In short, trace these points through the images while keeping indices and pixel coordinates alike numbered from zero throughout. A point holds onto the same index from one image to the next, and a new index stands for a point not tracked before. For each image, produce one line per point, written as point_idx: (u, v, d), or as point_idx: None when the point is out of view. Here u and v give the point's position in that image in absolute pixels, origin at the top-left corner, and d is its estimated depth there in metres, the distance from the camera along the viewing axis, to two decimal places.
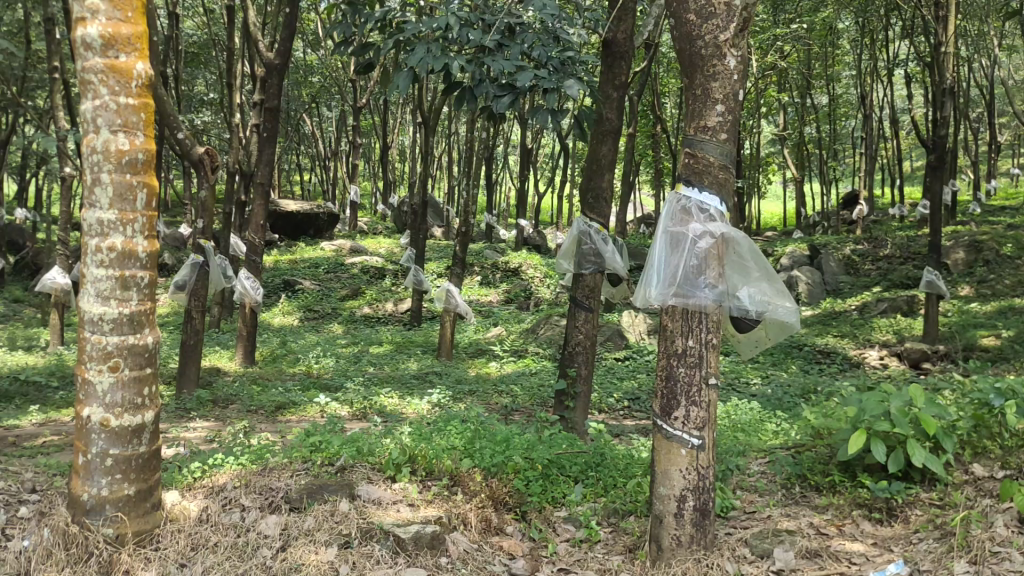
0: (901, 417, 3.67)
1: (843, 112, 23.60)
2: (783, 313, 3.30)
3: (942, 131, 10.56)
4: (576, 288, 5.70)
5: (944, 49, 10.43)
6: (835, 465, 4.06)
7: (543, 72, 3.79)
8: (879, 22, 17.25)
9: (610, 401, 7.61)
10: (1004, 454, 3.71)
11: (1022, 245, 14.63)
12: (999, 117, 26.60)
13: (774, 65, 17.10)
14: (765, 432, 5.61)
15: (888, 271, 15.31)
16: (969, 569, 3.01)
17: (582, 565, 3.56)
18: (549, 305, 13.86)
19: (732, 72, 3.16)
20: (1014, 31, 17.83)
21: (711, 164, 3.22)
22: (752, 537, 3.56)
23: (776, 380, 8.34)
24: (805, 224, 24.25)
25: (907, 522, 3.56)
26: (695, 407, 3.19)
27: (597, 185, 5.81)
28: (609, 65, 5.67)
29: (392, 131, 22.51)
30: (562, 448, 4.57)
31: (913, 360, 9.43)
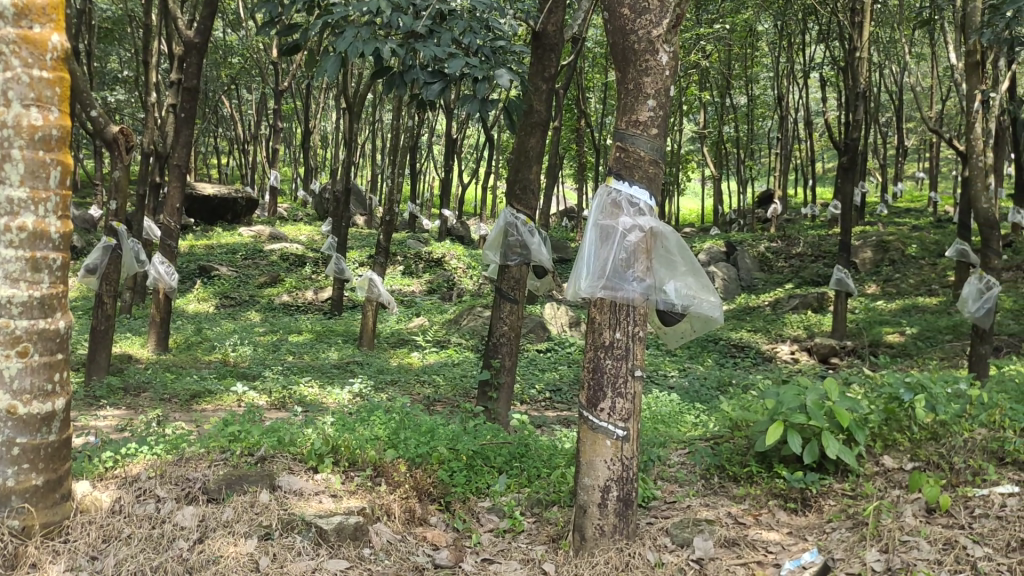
0: (816, 410, 3.79)
1: (760, 113, 24.23)
2: (707, 307, 3.35)
3: (854, 134, 10.90)
4: (501, 279, 5.71)
5: (858, 54, 10.80)
6: (752, 456, 4.16)
7: (474, 61, 3.78)
8: (797, 26, 17.73)
9: (531, 392, 7.65)
10: (913, 447, 3.87)
11: (925, 246, 15.29)
12: (907, 123, 27.70)
13: (697, 63, 17.40)
14: (684, 423, 5.72)
15: (800, 269, 15.80)
16: (880, 558, 3.13)
17: (505, 555, 3.58)
18: (471, 296, 13.87)
19: (664, 67, 3.20)
20: (922, 40, 18.56)
21: (641, 159, 3.26)
22: (673, 526, 3.64)
23: (693, 373, 8.53)
24: (722, 221, 24.83)
25: (821, 512, 3.68)
26: (620, 398, 3.24)
27: (524, 177, 5.81)
28: (539, 57, 5.69)
29: (315, 116, 22.16)
30: (486, 438, 4.57)
31: (822, 355, 9.75)
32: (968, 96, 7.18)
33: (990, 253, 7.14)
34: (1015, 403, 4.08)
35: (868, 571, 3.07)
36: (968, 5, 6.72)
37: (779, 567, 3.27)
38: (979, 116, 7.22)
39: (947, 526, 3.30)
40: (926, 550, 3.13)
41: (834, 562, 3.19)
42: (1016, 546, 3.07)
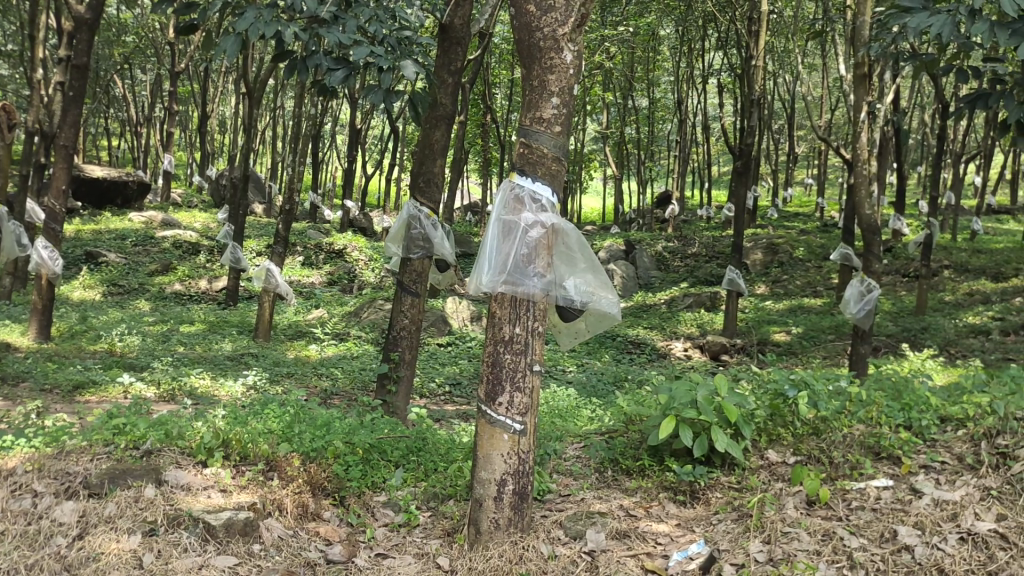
0: (706, 405, 3.92)
1: (661, 115, 24.79)
2: (605, 304, 3.41)
3: (749, 139, 11.28)
4: (403, 272, 5.66)
5: (754, 63, 11.16)
6: (645, 450, 4.26)
7: (379, 50, 3.73)
8: (698, 33, 18.19)
9: (431, 385, 7.63)
10: (795, 441, 4.04)
11: (812, 249, 15.97)
12: (798, 131, 28.85)
13: (601, 64, 17.65)
14: (580, 417, 5.81)
15: (694, 268, 16.26)
16: (762, 548, 3.26)
17: (400, 549, 3.57)
18: (372, 288, 13.71)
19: (568, 66, 3.24)
20: (814, 52, 19.34)
21: (544, 155, 3.29)
22: (566, 519, 3.69)
23: (590, 368, 8.69)
24: (622, 220, 25.31)
25: (708, 504, 3.80)
26: (518, 392, 3.28)
27: (428, 170, 5.77)
28: (445, 50, 5.68)
29: (213, 100, 21.49)
30: (383, 432, 4.52)
31: (714, 352, 10.06)
32: (855, 107, 7.53)
33: (870, 258, 7.52)
34: (891, 400, 4.23)
35: (751, 561, 3.18)
36: (857, 19, 7.07)
37: (668, 559, 3.37)
38: (865, 126, 7.56)
39: (827, 517, 3.45)
40: (806, 541, 3.27)
41: (719, 552, 3.30)
42: (889, 537, 3.24)
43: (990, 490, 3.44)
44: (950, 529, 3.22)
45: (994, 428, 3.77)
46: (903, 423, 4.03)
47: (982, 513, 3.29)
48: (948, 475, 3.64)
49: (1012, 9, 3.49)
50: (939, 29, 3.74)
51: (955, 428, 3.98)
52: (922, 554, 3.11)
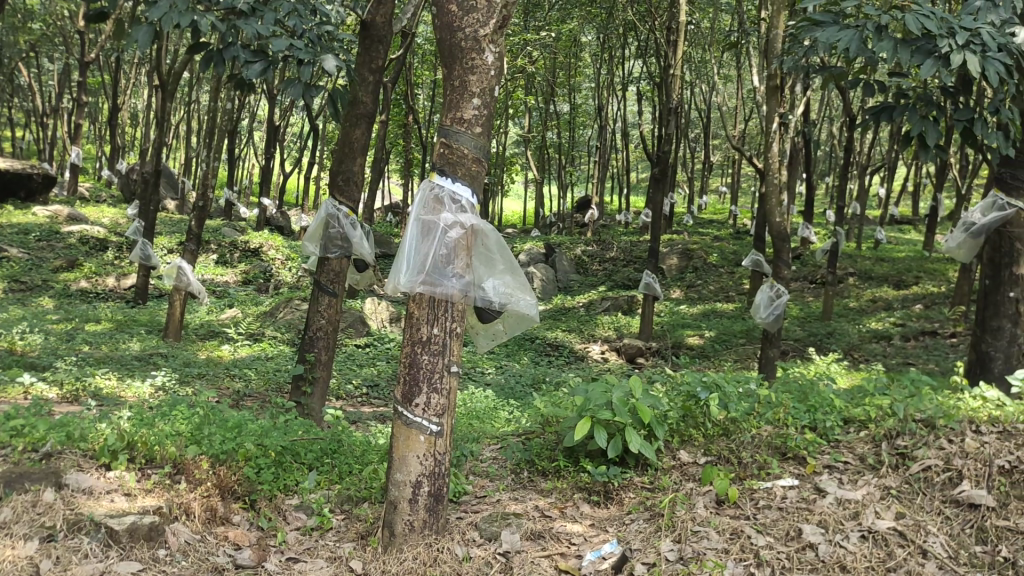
0: (621, 407, 3.98)
1: (582, 120, 25.06)
2: (523, 305, 3.43)
3: (666, 147, 11.49)
4: (320, 272, 5.58)
5: (672, 72, 11.38)
6: (561, 451, 4.29)
7: (299, 43, 3.66)
8: (618, 40, 18.46)
9: (348, 387, 7.52)
10: (706, 442, 4.14)
11: (725, 256, 16.38)
12: (714, 140, 29.54)
13: (523, 68, 17.72)
14: (497, 419, 5.81)
15: (612, 272, 16.49)
16: (673, 547, 3.33)
17: (311, 553, 3.51)
18: (289, 288, 13.46)
19: (489, 67, 3.25)
20: (729, 63, 19.85)
21: (464, 156, 3.28)
22: (482, 520, 3.69)
23: (509, 370, 8.70)
24: (542, 223, 25.48)
25: (621, 504, 3.86)
26: (435, 394, 3.27)
27: (347, 168, 5.70)
28: (367, 48, 5.63)
29: (124, 92, 20.76)
30: (297, 434, 4.43)
31: (630, 355, 10.22)
32: (767, 118, 7.77)
33: (779, 264, 7.76)
34: (798, 402, 4.36)
35: (662, 560, 3.24)
36: (770, 32, 7.31)
37: (581, 558, 3.41)
38: (777, 136, 7.80)
39: (735, 516, 3.54)
40: (715, 539, 3.34)
41: (632, 552, 3.35)
42: (794, 535, 3.34)
43: (889, 490, 3.60)
44: (852, 527, 3.35)
45: (894, 430, 3.95)
46: (809, 424, 4.16)
47: (882, 512, 3.44)
48: (850, 474, 3.78)
49: (915, 29, 3.66)
50: (847, 44, 3.88)
51: (857, 430, 4.14)
52: (825, 551, 3.22)
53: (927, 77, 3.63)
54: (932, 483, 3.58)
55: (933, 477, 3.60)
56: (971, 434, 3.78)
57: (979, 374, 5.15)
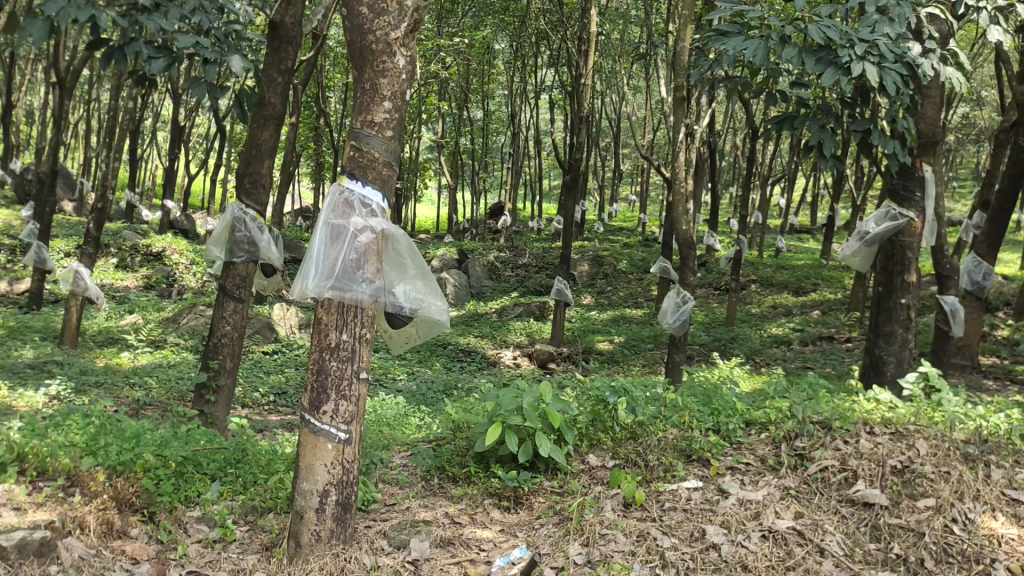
0: (531, 411, 4.00)
1: (495, 127, 25.14)
2: (434, 310, 3.43)
3: (577, 155, 11.63)
4: (226, 276, 5.44)
5: (583, 81, 11.52)
6: (471, 457, 4.29)
7: (205, 41, 3.55)
8: (531, 48, 18.59)
9: (254, 395, 7.35)
10: (614, 445, 4.21)
11: (634, 263, 16.68)
12: (624, 149, 30.07)
13: (436, 73, 17.66)
14: (408, 426, 5.74)
15: (524, 279, 16.60)
16: (581, 551, 3.36)
17: (214, 566, 3.40)
18: (193, 293, 13.06)
19: (400, 71, 3.23)
20: (639, 73, 20.21)
21: (375, 160, 3.25)
22: (390, 529, 3.65)
23: (421, 376, 8.64)
24: (455, 229, 25.42)
25: (531, 509, 3.88)
26: (343, 401, 3.22)
27: (255, 171, 5.57)
28: (275, 48, 5.49)
29: (17, 87, 19.82)
30: (199, 443, 4.29)
31: (541, 361, 10.28)
32: (674, 128, 7.94)
33: (686, 271, 7.95)
34: (703, 405, 4.46)
35: (570, 564, 3.28)
36: (677, 44, 7.50)
37: (490, 564, 3.40)
38: (684, 146, 7.98)
39: (641, 519, 3.60)
40: (622, 542, 3.40)
41: (540, 557, 3.37)
42: (697, 536, 3.43)
43: (789, 490, 3.72)
44: (753, 527, 3.45)
45: (793, 431, 4.09)
46: (712, 427, 4.26)
47: (782, 512, 3.56)
48: (752, 475, 3.89)
49: (818, 38, 3.79)
50: (753, 52, 3.99)
51: (758, 431, 4.25)
52: (728, 551, 3.31)
53: (828, 85, 3.75)
54: (828, 483, 3.72)
55: (829, 477, 3.75)
56: (865, 435, 3.97)
57: (873, 377, 5.41)
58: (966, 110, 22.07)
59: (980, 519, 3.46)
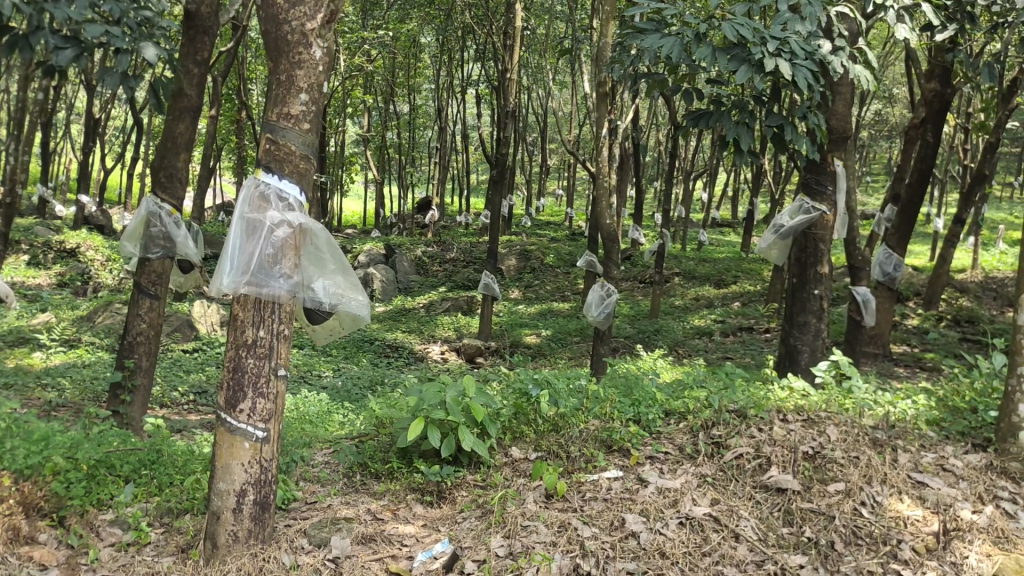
0: (454, 405, 4.00)
1: (421, 121, 24.99)
2: (355, 306, 3.40)
3: (504, 150, 11.62)
4: (140, 273, 5.27)
5: (509, 76, 11.51)
6: (394, 452, 4.27)
7: (116, 30, 3.44)
8: (457, 42, 18.51)
9: (173, 394, 7.15)
10: (537, 438, 4.24)
11: (561, 257, 16.82)
12: (551, 144, 30.27)
13: (361, 66, 17.42)
14: (331, 422, 5.66)
15: (452, 274, 16.57)
16: (503, 543, 3.39)
17: (127, 570, 3.32)
18: (110, 291, 12.63)
19: (317, 63, 3.18)
20: (565, 68, 20.33)
21: (292, 152, 3.19)
22: (311, 527, 3.60)
23: (347, 372, 8.54)
24: (382, 224, 25.20)
25: (454, 503, 3.88)
26: (261, 399, 3.17)
27: (171, 164, 5.42)
28: (190, 38, 5.33)
29: None
30: (112, 445, 4.16)
31: (469, 355, 10.28)
32: (598, 123, 8.02)
33: (610, 265, 8.05)
34: (624, 396, 4.54)
35: (492, 556, 3.30)
36: (600, 40, 7.58)
37: (412, 560, 3.39)
38: (607, 142, 8.07)
39: (563, 509, 3.64)
40: (543, 533, 3.42)
41: (462, 550, 3.38)
42: (617, 525, 3.48)
43: (706, 477, 3.81)
44: (671, 514, 3.53)
45: (710, 420, 4.18)
46: (633, 417, 4.33)
47: (698, 499, 3.64)
48: (671, 463, 3.96)
49: (731, 37, 3.87)
50: (669, 49, 4.05)
51: (677, 421, 4.34)
52: (647, 539, 3.37)
53: (742, 82, 3.84)
54: (743, 469, 3.82)
55: (744, 464, 3.85)
56: (778, 422, 4.10)
57: (787, 366, 5.58)
58: (878, 107, 22.88)
59: (887, 502, 3.59)
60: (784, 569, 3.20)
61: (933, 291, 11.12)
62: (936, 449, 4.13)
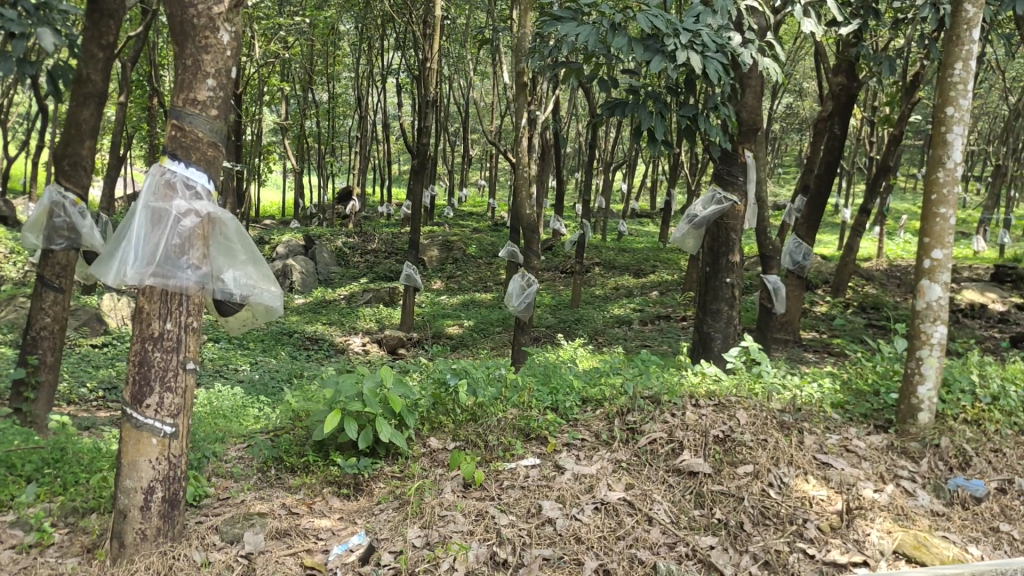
0: (371, 398, 3.95)
1: (341, 110, 24.60)
2: (268, 297, 3.36)
3: (425, 140, 11.52)
4: (43, 266, 5.05)
5: (429, 65, 11.39)
6: (310, 446, 4.19)
7: (11, 13, 3.27)
8: (376, 30, 18.26)
9: (81, 391, 6.89)
10: (455, 428, 4.23)
11: (483, 248, 16.83)
12: (472, 134, 30.17)
13: (277, 52, 17.01)
14: (245, 417, 5.52)
15: (373, 265, 16.40)
16: (420, 534, 3.38)
17: (29, 572, 3.20)
18: (13, 284, 12.06)
19: (224, 47, 3.10)
20: (486, 58, 20.27)
21: (199, 139, 3.10)
22: (222, 523, 3.52)
23: (265, 365, 8.37)
24: (301, 215, 24.76)
25: (371, 495, 3.84)
26: (169, 393, 3.09)
27: (74, 152, 5.19)
28: (95, 21, 5.10)
29: None
30: (13, 444, 4.05)
31: (391, 346, 10.20)
32: (517, 113, 8.01)
33: (530, 255, 8.08)
34: (541, 385, 4.58)
35: (409, 547, 3.29)
36: (520, 30, 7.57)
37: (328, 553, 3.36)
38: (527, 131, 8.08)
39: (480, 498, 3.65)
40: (461, 523, 3.43)
41: (379, 542, 3.36)
42: (534, 512, 3.51)
43: (621, 463, 3.87)
44: (587, 500, 3.58)
45: (626, 406, 4.25)
46: (550, 405, 4.38)
47: (613, 484, 3.70)
48: (587, 450, 4.01)
49: (645, 29, 3.91)
50: (585, 38, 4.08)
51: (593, 408, 4.40)
52: (563, 525, 3.41)
53: (657, 73, 3.89)
54: (657, 454, 3.90)
55: (658, 449, 3.92)
56: (690, 408, 4.19)
57: (701, 353, 5.71)
58: (789, 102, 23.55)
59: (794, 483, 3.72)
60: (695, 550, 3.28)
61: (841, 279, 11.54)
62: (840, 430, 4.30)
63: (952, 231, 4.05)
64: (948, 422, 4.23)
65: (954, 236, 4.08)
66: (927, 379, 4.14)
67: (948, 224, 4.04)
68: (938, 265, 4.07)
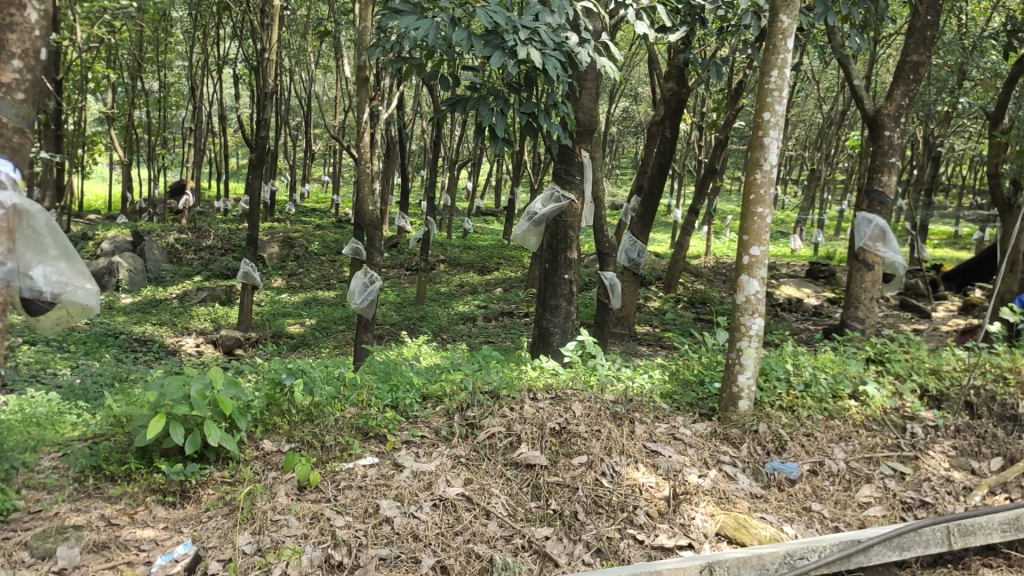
0: (199, 400, 3.75)
1: (173, 101, 23.39)
2: (81, 294, 3.19)
3: (263, 134, 11.11)
4: None
5: (267, 55, 10.96)
6: (132, 452, 3.92)
7: None
8: (211, 18, 17.45)
9: None
10: (290, 429, 4.10)
11: (326, 245, 16.48)
12: (315, 129, 29.43)
13: (101, 36, 15.94)
14: (61, 424, 5.09)
15: (207, 262, 15.70)
16: (251, 540, 3.28)
17: None
18: None
19: (32, 27, 2.90)
20: (328, 51, 19.79)
21: (3, 125, 2.86)
22: (31, 538, 3.27)
23: (87, 368, 7.81)
24: (129, 209, 23.35)
25: (198, 502, 3.68)
26: None
27: None
28: None
29: None
30: None
31: (227, 347, 9.79)
32: (359, 107, 7.85)
33: (372, 251, 7.95)
34: (381, 382, 4.54)
35: (238, 554, 3.18)
36: (361, 22, 7.42)
37: (150, 564, 3.19)
38: (368, 127, 7.94)
39: (316, 500, 3.57)
40: (294, 526, 3.35)
41: (206, 550, 3.23)
42: (371, 512, 3.47)
43: (459, 458, 3.89)
44: (425, 497, 3.57)
45: (465, 402, 4.29)
46: (390, 403, 4.34)
47: (452, 480, 3.71)
48: (426, 447, 4.00)
49: (486, 25, 3.93)
50: (425, 32, 4.04)
51: (433, 405, 4.40)
52: (400, 524, 3.39)
53: (496, 68, 3.94)
54: (495, 448, 3.95)
55: (496, 443, 3.97)
56: (528, 401, 4.28)
57: (541, 347, 5.84)
58: (627, 105, 24.40)
59: (625, 471, 3.86)
60: (531, 542, 3.35)
61: (672, 276, 12.08)
62: (668, 419, 4.51)
63: (768, 229, 4.31)
64: (765, 409, 4.51)
65: (769, 235, 4.35)
66: (746, 368, 4.39)
67: (765, 222, 4.31)
68: (756, 261, 4.32)
